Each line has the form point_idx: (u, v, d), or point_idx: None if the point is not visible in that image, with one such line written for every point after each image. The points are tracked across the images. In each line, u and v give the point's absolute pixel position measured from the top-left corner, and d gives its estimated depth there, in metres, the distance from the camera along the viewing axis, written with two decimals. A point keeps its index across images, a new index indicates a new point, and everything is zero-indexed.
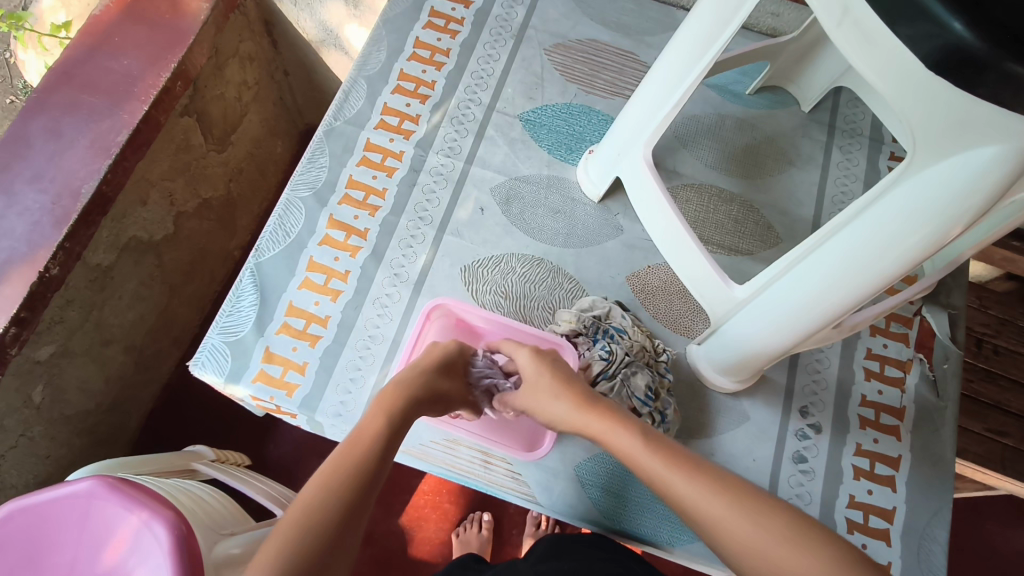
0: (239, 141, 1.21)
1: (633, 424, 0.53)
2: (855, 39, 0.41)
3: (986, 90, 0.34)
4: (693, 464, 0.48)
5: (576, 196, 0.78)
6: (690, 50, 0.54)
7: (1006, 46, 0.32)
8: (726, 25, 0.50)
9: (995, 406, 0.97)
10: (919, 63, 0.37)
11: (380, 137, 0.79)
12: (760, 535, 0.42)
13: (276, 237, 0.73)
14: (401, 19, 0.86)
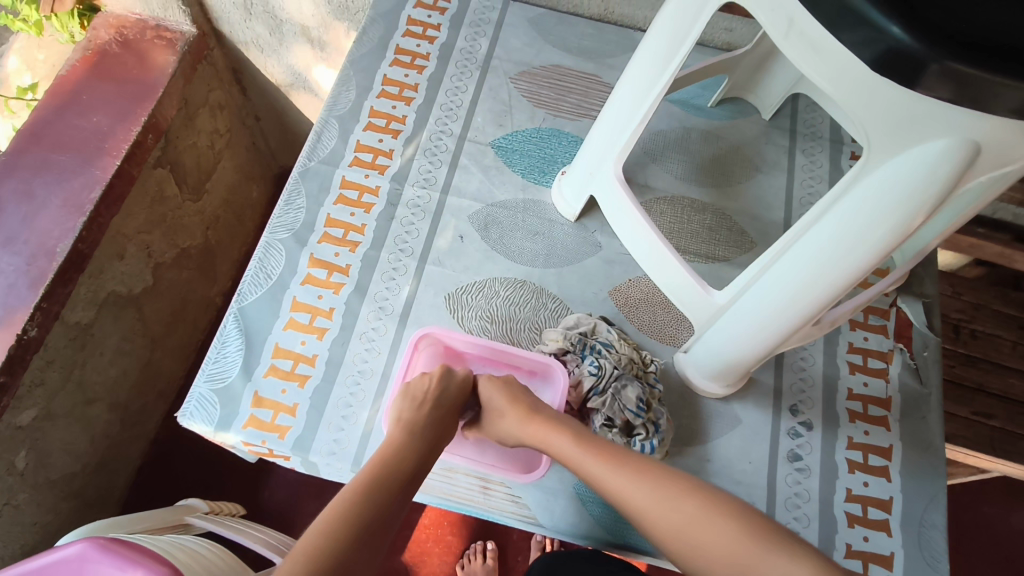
0: (214, 189, 1.23)
1: (570, 423, 0.60)
2: (802, 49, 0.43)
3: (926, 88, 0.36)
4: (622, 455, 0.56)
5: (554, 218, 0.79)
6: (650, 70, 0.56)
7: (940, 47, 0.35)
8: (681, 41, 0.52)
9: (979, 390, 1.05)
10: (863, 68, 0.39)
11: (355, 174, 0.80)
12: (674, 513, 0.51)
13: (258, 280, 0.73)
14: (367, 58, 0.87)
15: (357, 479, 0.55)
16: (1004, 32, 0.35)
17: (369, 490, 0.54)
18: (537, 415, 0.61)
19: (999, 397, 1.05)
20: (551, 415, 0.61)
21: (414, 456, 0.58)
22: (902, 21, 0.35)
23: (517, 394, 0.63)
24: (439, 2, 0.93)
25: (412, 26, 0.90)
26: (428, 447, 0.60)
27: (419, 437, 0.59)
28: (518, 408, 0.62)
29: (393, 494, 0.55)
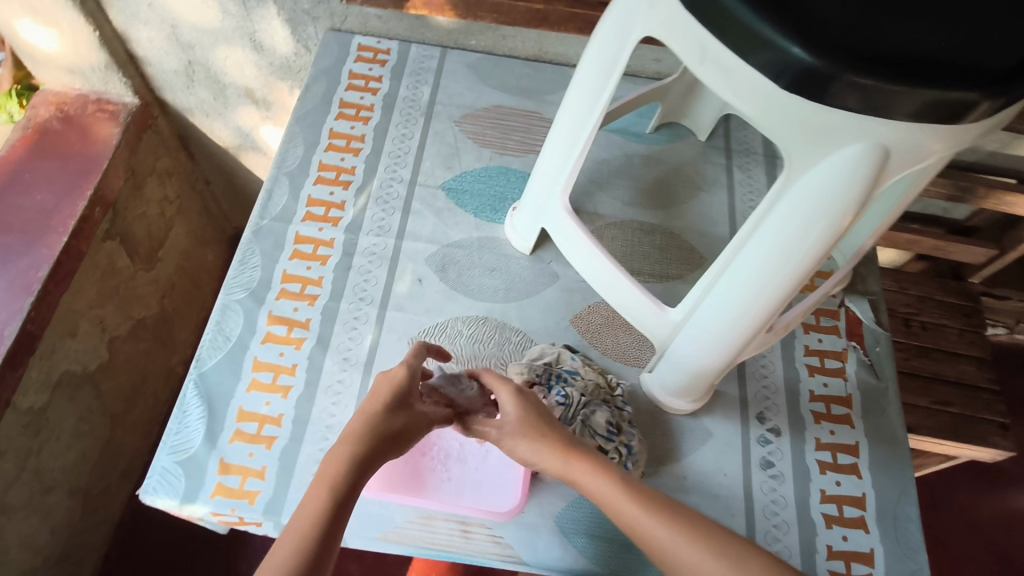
0: (167, 256, 1.23)
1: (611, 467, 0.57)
2: (715, 73, 0.45)
3: (836, 97, 0.40)
4: (670, 510, 0.53)
5: (509, 253, 0.81)
6: (582, 103, 0.59)
7: (843, 61, 0.39)
8: (608, 76, 0.55)
9: (934, 378, 1.11)
10: (775, 88, 0.42)
11: (309, 228, 0.80)
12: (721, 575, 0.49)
13: (217, 344, 0.72)
14: (312, 114, 0.89)
15: (314, 493, 0.50)
16: (891, 46, 0.39)
17: (331, 508, 0.49)
18: (575, 452, 0.57)
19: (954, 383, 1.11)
20: (588, 454, 0.57)
21: (371, 453, 0.53)
22: (801, 45, 0.39)
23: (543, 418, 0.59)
24: (379, 55, 0.95)
25: (354, 80, 0.92)
26: (397, 442, 0.56)
27: (388, 424, 0.55)
28: (556, 441, 0.57)
29: (348, 506, 0.51)
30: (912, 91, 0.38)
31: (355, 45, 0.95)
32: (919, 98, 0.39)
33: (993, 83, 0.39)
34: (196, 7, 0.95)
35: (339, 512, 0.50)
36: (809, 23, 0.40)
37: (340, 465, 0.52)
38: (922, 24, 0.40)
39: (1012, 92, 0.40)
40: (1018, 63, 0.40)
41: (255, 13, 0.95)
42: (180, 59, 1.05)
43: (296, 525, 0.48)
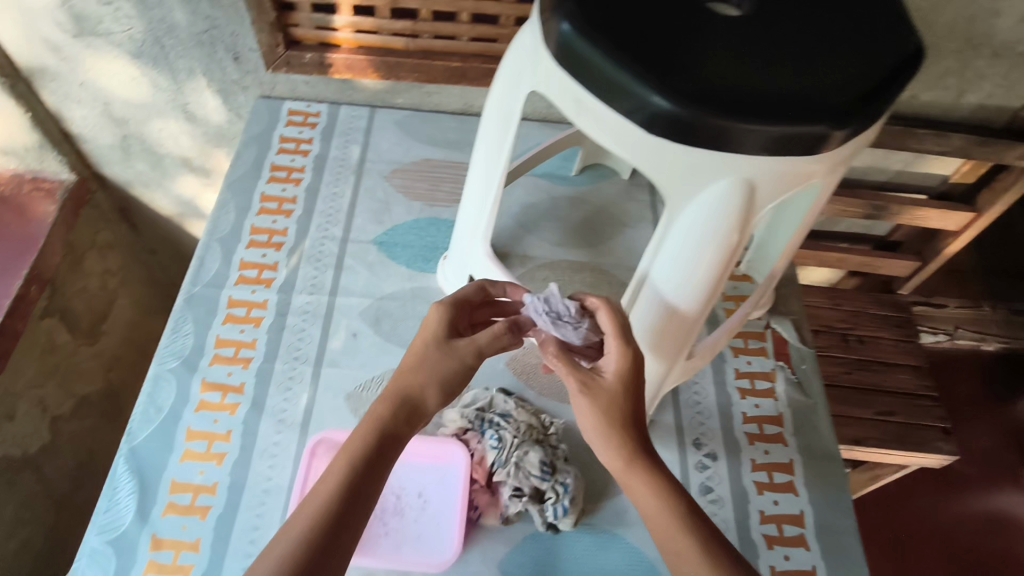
0: (112, 329, 1.25)
1: (674, 485, 0.51)
2: (591, 121, 0.47)
3: (698, 139, 0.43)
4: (709, 547, 0.48)
5: (442, 300, 0.82)
6: (489, 153, 0.61)
7: (698, 107, 0.42)
8: (507, 126, 0.57)
9: (876, 389, 1.16)
10: (643, 133, 0.45)
11: (241, 292, 0.80)
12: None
13: (148, 416, 0.71)
14: (242, 179, 0.90)
15: (338, 469, 0.49)
16: (742, 88, 0.43)
17: (351, 486, 0.48)
18: (641, 458, 0.52)
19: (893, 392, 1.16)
20: (656, 464, 0.52)
21: (398, 431, 0.52)
22: (666, 95, 0.42)
23: (628, 402, 0.53)
24: (309, 118, 0.97)
25: (285, 143, 0.94)
26: (443, 392, 0.55)
27: (433, 373, 0.54)
28: (625, 438, 0.52)
29: (367, 489, 0.49)
30: (761, 129, 0.42)
31: (285, 110, 0.97)
32: (776, 137, 0.42)
33: (841, 117, 0.43)
34: (128, 84, 0.96)
35: (364, 488, 0.49)
36: (668, 70, 0.43)
37: (371, 434, 0.51)
38: (766, 66, 0.44)
39: (860, 123, 0.43)
40: (864, 94, 0.44)
41: (188, 86, 0.97)
42: (114, 134, 1.06)
43: (316, 500, 0.47)
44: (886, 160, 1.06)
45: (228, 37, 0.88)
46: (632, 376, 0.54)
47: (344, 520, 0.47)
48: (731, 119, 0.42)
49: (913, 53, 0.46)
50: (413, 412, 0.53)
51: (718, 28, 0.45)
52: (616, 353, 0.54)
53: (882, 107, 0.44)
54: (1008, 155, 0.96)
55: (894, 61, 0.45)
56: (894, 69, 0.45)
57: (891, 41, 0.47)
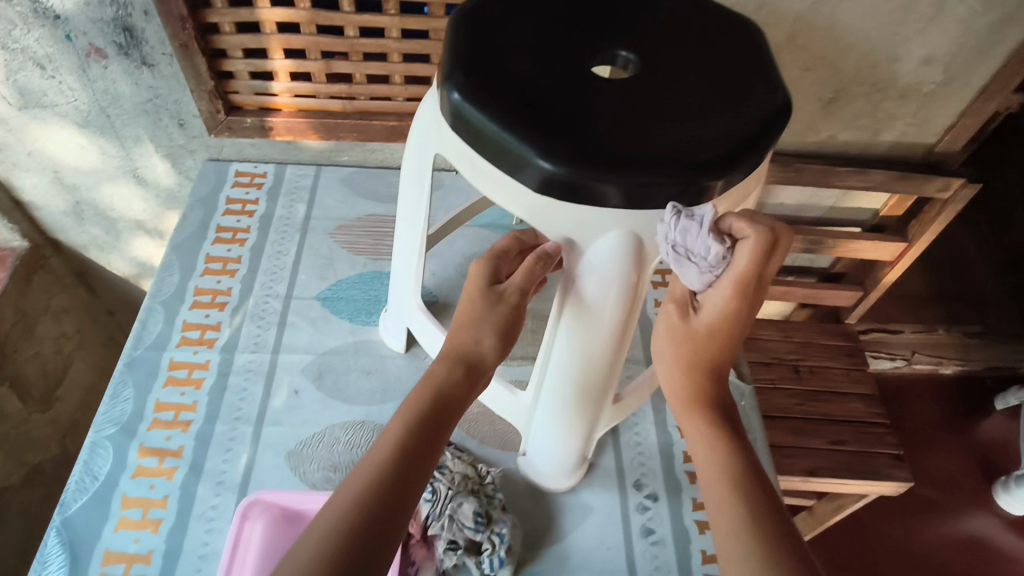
0: (67, 394, 1.25)
1: (734, 430, 0.53)
2: (486, 183, 0.50)
3: (583, 198, 0.46)
4: (747, 486, 0.49)
5: (385, 353, 0.83)
6: (408, 209, 0.64)
7: (578, 167, 0.44)
8: (421, 189, 0.59)
9: (826, 419, 1.27)
10: (534, 193, 0.47)
11: (183, 353, 0.81)
12: (739, 553, 0.45)
13: (84, 485, 0.71)
14: (187, 241, 0.91)
15: (407, 415, 0.54)
16: (619, 146, 0.45)
17: (422, 429, 0.53)
18: (710, 399, 0.55)
19: (844, 421, 1.28)
20: (722, 409, 0.54)
21: (451, 393, 0.56)
22: (549, 157, 0.44)
23: (712, 343, 0.54)
24: (255, 178, 0.99)
25: (231, 205, 0.95)
26: (499, 342, 0.59)
27: (493, 327, 0.59)
28: (702, 378, 0.55)
29: (438, 429, 0.54)
30: (637, 185, 0.45)
31: (232, 171, 0.99)
32: (654, 191, 0.45)
33: (714, 169, 0.45)
34: (77, 151, 0.98)
35: (430, 433, 0.53)
36: (549, 131, 0.45)
37: (431, 389, 0.56)
38: (641, 124, 0.47)
39: (733, 174, 0.46)
40: (736, 147, 0.46)
41: (135, 152, 0.98)
42: (66, 200, 1.06)
43: (388, 438, 0.51)
44: (815, 198, 1.14)
45: (172, 105, 0.91)
46: (735, 308, 0.51)
47: (413, 454, 0.51)
48: (611, 177, 0.44)
49: (784, 106, 0.50)
50: (469, 368, 0.58)
51: (596, 91, 0.48)
52: (717, 289, 0.51)
53: (755, 157, 0.47)
54: (929, 187, 1.03)
55: (764, 114, 0.49)
56: (764, 122, 0.48)
57: (763, 95, 0.50)
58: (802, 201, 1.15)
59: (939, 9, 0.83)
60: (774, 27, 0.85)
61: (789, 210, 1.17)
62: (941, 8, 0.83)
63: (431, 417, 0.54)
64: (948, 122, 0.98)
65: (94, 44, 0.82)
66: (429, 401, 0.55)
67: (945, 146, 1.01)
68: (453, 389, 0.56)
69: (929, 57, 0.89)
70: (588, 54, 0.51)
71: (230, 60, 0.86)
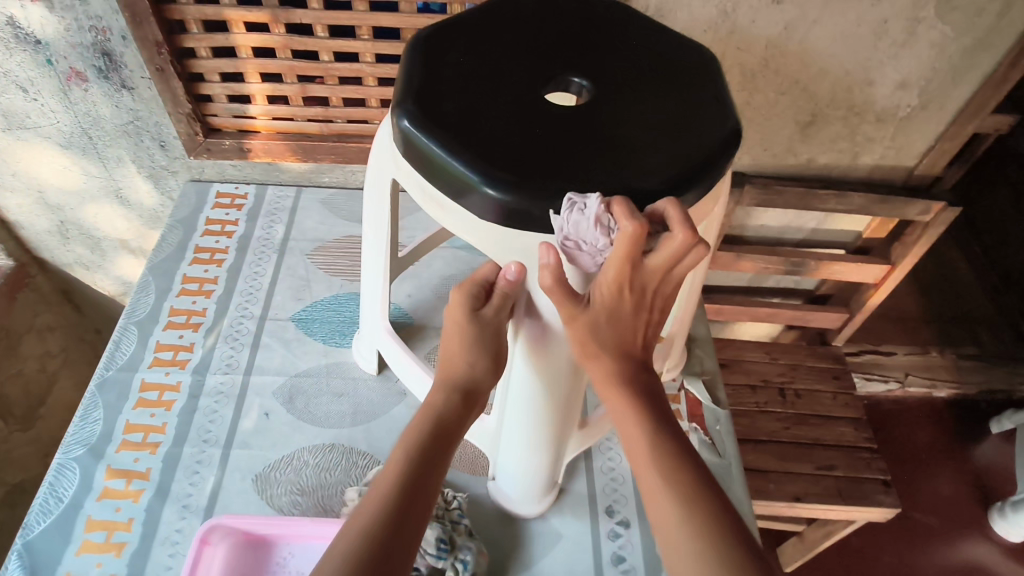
0: (50, 414, 1.24)
1: (651, 404, 0.52)
2: (438, 210, 0.51)
3: (528, 226, 0.47)
4: (673, 463, 0.49)
5: (357, 375, 0.83)
6: (373, 228, 0.65)
7: (522, 195, 0.45)
8: (382, 209, 0.62)
9: (815, 444, 1.26)
10: (482, 221, 0.48)
11: (155, 374, 0.81)
12: (682, 536, 0.45)
13: (48, 508, 0.70)
14: (166, 262, 0.92)
15: (403, 450, 0.54)
16: (565, 171, 0.46)
17: (423, 458, 0.54)
18: (623, 384, 0.52)
19: (835, 446, 1.26)
20: (639, 385, 0.53)
21: (452, 421, 0.58)
22: (493, 183, 0.45)
23: (619, 325, 0.52)
24: (236, 200, 1.00)
25: (210, 225, 0.96)
26: (491, 370, 0.61)
27: (479, 354, 0.60)
28: (612, 363, 0.52)
29: (436, 458, 0.55)
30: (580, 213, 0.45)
31: (213, 192, 1.00)
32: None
33: (658, 197, 0.46)
34: (61, 172, 0.98)
35: (430, 461, 0.54)
36: (495, 156, 0.46)
37: (428, 421, 0.57)
38: (588, 149, 0.47)
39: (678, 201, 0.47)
40: (681, 174, 0.47)
41: (118, 173, 0.99)
42: (51, 219, 1.06)
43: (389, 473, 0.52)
44: (798, 219, 1.14)
45: (153, 127, 0.92)
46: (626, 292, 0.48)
47: (416, 487, 0.52)
48: (556, 203, 0.45)
49: (731, 134, 0.51)
50: (466, 399, 0.59)
51: (547, 116, 0.49)
52: (610, 274, 0.48)
53: (701, 184, 0.48)
54: (910, 211, 1.03)
55: (711, 143, 0.50)
56: (710, 150, 0.49)
57: (712, 124, 0.51)
58: (785, 221, 1.15)
59: (911, 34, 0.84)
60: (747, 52, 0.87)
61: (772, 230, 1.17)
62: (912, 33, 0.84)
63: (429, 446, 0.55)
64: (926, 146, 0.99)
65: (74, 68, 0.83)
66: (425, 431, 0.56)
67: (925, 169, 1.02)
68: (448, 417, 0.58)
69: (904, 81, 0.90)
70: (543, 81, 0.52)
71: (207, 83, 0.87)
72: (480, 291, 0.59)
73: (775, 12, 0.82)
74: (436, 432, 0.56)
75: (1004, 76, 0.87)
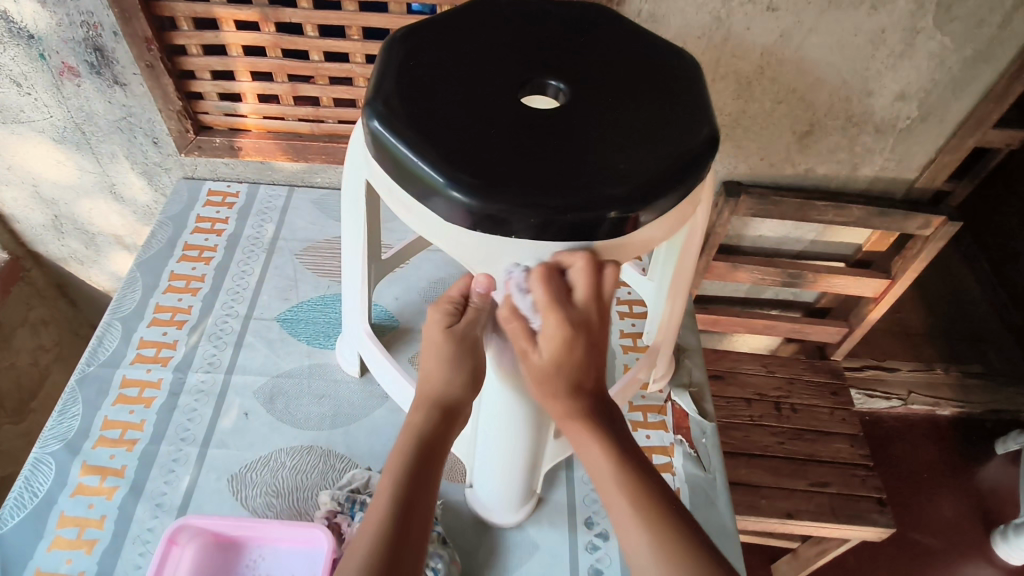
0: (42, 407, 1.25)
1: (616, 434, 0.51)
2: (407, 213, 0.51)
3: (492, 231, 0.47)
4: (644, 500, 0.48)
5: (339, 376, 0.82)
6: (353, 227, 0.66)
7: (485, 199, 0.44)
8: (359, 207, 0.63)
9: (809, 459, 1.24)
10: (448, 225, 0.48)
11: (136, 370, 0.80)
12: (654, 564, 0.45)
13: (22, 502, 0.69)
14: (154, 258, 0.92)
15: (389, 485, 0.50)
16: (530, 177, 0.45)
17: (410, 485, 0.50)
18: (582, 419, 0.51)
19: (829, 463, 1.25)
20: (599, 416, 0.51)
21: (436, 437, 0.54)
22: (458, 186, 0.45)
23: (573, 367, 0.50)
24: (228, 198, 1.00)
25: (200, 223, 0.96)
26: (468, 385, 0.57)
27: (458, 370, 0.55)
28: (569, 401, 0.51)
29: (426, 480, 0.51)
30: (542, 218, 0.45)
31: (205, 190, 1.00)
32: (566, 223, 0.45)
33: (625, 202, 0.46)
34: (55, 166, 0.98)
35: (417, 486, 0.50)
36: (461, 160, 0.46)
37: (411, 440, 0.53)
38: (557, 155, 0.47)
39: (647, 207, 0.47)
40: (651, 180, 0.47)
41: (111, 168, 0.99)
42: (45, 213, 1.06)
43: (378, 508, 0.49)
44: (797, 231, 1.12)
45: (145, 123, 0.92)
46: (575, 340, 0.49)
47: (408, 524, 0.48)
48: (519, 207, 0.45)
49: (706, 141, 0.50)
50: (451, 417, 0.55)
51: (518, 122, 0.49)
52: (548, 337, 0.49)
53: (671, 192, 0.47)
54: (910, 224, 1.02)
55: (684, 149, 0.49)
56: (683, 159, 0.48)
57: (687, 131, 0.50)
58: (783, 233, 1.13)
59: (909, 45, 0.82)
60: (742, 59, 0.85)
61: (771, 241, 1.15)
62: (911, 44, 0.82)
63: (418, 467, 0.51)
64: (927, 158, 0.97)
65: (67, 63, 0.84)
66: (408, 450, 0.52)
67: (925, 182, 1.00)
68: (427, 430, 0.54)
69: (903, 92, 0.88)
70: (517, 86, 0.52)
71: (198, 81, 0.88)
72: (453, 305, 0.56)
73: (769, 20, 0.81)
74: (422, 451, 0.53)
75: (1005, 89, 0.85)
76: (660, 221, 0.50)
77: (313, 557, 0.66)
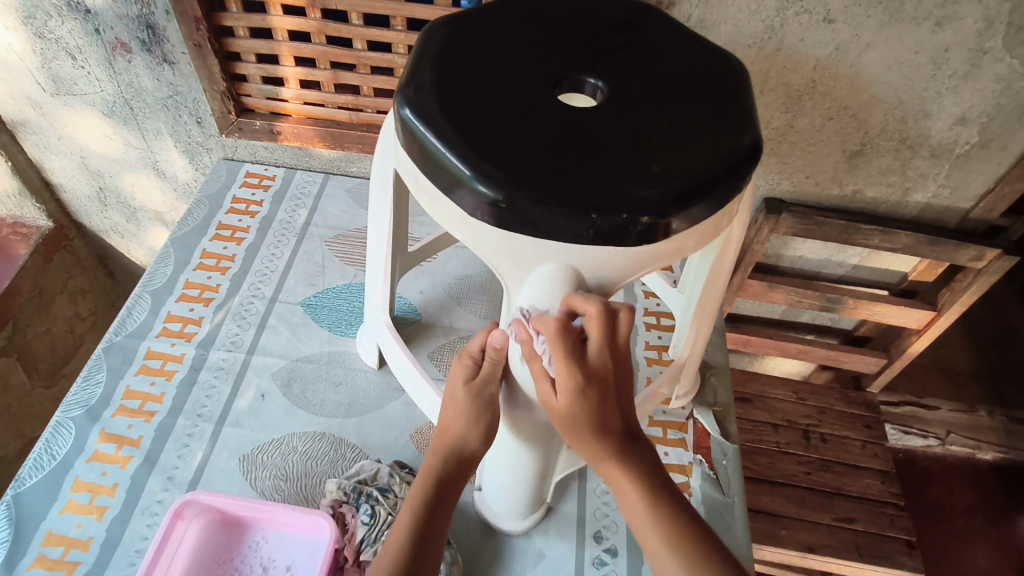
0: (73, 371, 1.30)
1: (652, 472, 0.51)
2: (429, 202, 0.50)
3: (513, 228, 0.45)
4: (674, 524, 0.49)
5: (357, 365, 0.82)
6: (380, 219, 0.65)
7: (512, 193, 0.43)
8: (384, 197, 0.63)
9: (835, 493, 1.19)
10: (471, 216, 0.47)
11: (161, 344, 0.81)
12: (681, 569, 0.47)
13: (40, 463, 0.70)
14: (187, 236, 0.93)
15: (408, 511, 0.54)
16: (559, 173, 0.44)
17: (425, 521, 0.53)
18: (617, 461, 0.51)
19: (856, 498, 1.19)
20: (634, 456, 0.51)
21: (447, 478, 0.56)
22: (485, 179, 0.44)
23: (592, 415, 0.49)
24: (264, 180, 1.01)
25: (236, 204, 0.97)
26: (487, 437, 0.57)
27: (474, 424, 0.56)
28: (597, 444, 0.50)
29: (438, 519, 0.54)
30: (569, 216, 0.43)
31: (243, 172, 1.01)
32: (594, 228, 0.44)
33: (658, 207, 0.44)
34: (103, 139, 1.00)
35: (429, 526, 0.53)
36: (490, 151, 0.45)
37: (428, 484, 0.55)
38: (589, 152, 0.45)
39: (680, 214, 0.45)
40: (686, 187, 0.45)
41: (155, 145, 1.01)
42: (91, 185, 1.09)
43: (396, 538, 0.52)
44: (839, 254, 1.08)
45: (191, 103, 0.94)
46: (587, 390, 0.49)
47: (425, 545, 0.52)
48: (544, 204, 0.43)
49: (747, 149, 0.48)
50: (461, 458, 0.57)
51: (552, 118, 0.47)
52: (560, 376, 0.49)
53: (706, 200, 0.45)
54: (961, 256, 0.97)
55: (723, 156, 0.47)
56: (720, 167, 0.46)
57: (728, 138, 0.48)
58: (824, 255, 1.09)
59: (975, 66, 0.78)
60: (793, 72, 0.82)
61: (811, 263, 1.11)
62: (977, 65, 0.78)
63: (429, 507, 0.54)
64: (984, 188, 0.92)
65: (120, 39, 0.86)
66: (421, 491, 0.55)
67: (980, 213, 0.95)
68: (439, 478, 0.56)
69: (963, 116, 0.84)
70: (553, 82, 0.50)
71: (243, 63, 0.90)
72: (473, 360, 0.56)
73: (826, 32, 0.78)
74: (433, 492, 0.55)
75: None
76: (693, 230, 0.48)
77: (314, 551, 0.65)
